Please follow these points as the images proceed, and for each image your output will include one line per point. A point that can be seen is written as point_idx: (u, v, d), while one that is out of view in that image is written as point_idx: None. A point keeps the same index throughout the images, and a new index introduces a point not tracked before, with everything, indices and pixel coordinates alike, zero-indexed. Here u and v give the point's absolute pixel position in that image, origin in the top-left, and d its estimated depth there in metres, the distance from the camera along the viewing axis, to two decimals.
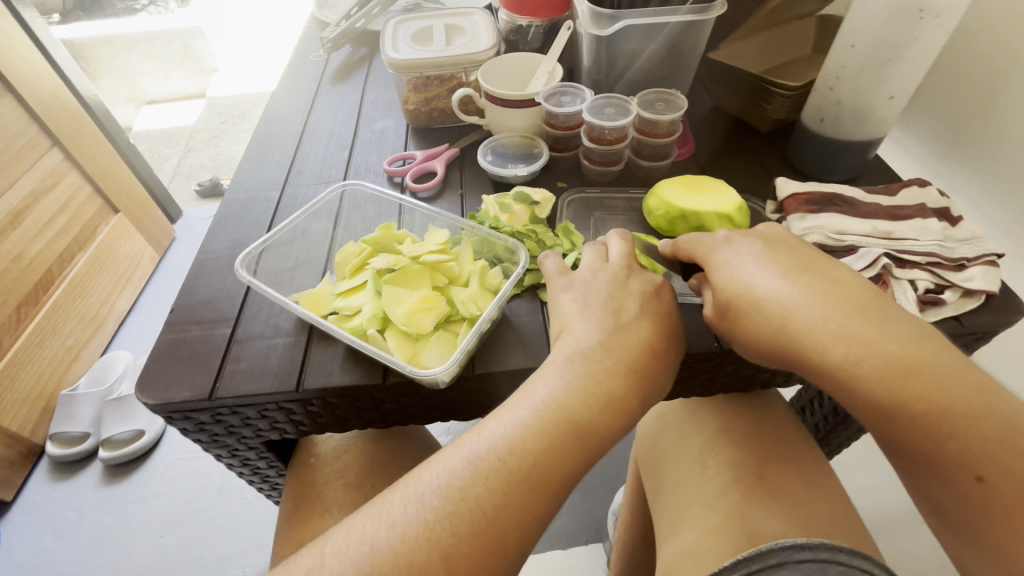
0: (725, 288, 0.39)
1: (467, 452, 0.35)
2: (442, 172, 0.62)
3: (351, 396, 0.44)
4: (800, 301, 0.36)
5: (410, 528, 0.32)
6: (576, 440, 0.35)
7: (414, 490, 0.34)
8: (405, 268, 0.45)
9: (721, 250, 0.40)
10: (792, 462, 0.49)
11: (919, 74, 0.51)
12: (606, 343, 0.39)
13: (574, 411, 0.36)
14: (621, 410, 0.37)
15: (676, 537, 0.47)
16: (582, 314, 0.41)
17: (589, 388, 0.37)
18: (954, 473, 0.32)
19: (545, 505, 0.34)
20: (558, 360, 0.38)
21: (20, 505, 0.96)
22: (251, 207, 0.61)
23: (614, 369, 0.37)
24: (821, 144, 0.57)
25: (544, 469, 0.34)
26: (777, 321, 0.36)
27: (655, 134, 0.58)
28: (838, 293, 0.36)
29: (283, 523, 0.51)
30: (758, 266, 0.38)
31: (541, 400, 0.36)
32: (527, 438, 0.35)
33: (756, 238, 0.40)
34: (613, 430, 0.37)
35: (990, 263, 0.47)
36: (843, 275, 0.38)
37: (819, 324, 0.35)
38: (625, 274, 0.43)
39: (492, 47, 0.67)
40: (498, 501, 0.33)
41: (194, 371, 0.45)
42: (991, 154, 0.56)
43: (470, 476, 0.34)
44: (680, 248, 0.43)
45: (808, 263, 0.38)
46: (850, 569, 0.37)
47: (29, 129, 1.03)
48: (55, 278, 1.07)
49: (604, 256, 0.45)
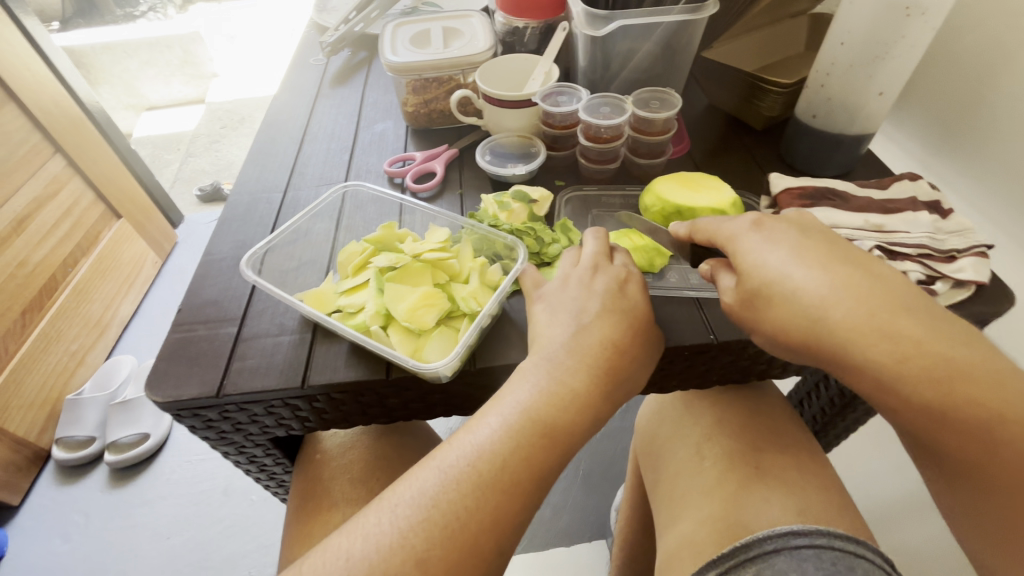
0: (753, 276, 0.38)
1: (438, 463, 0.36)
2: (441, 172, 0.63)
3: (355, 392, 0.45)
4: (838, 294, 0.35)
5: (385, 537, 0.33)
6: (545, 441, 0.36)
7: (389, 502, 0.35)
8: (407, 266, 0.46)
9: (747, 237, 0.39)
10: (781, 451, 0.50)
11: (908, 70, 0.52)
12: (570, 344, 0.39)
13: (543, 414, 0.36)
14: (587, 404, 0.38)
15: (673, 527, 0.48)
16: (551, 321, 0.41)
17: (555, 390, 0.37)
18: (1006, 479, 0.32)
19: (519, 507, 0.35)
20: (528, 368, 0.39)
21: (27, 509, 0.98)
22: (254, 209, 0.62)
23: (576, 369, 0.38)
24: (813, 140, 0.58)
25: (515, 469, 0.35)
26: (813, 314, 0.36)
27: (650, 132, 0.59)
28: (876, 288, 0.36)
29: (291, 518, 0.52)
30: (794, 259, 0.37)
31: (509, 406, 0.37)
32: (496, 442, 0.36)
33: (790, 226, 0.39)
34: (579, 425, 0.37)
35: (980, 254, 0.48)
36: (882, 270, 0.37)
37: (859, 320, 0.35)
38: (591, 274, 0.43)
39: (490, 48, 0.68)
40: (470, 505, 0.34)
41: (202, 369, 0.46)
42: (979, 146, 0.57)
43: (443, 484, 0.35)
44: (701, 231, 0.42)
45: (845, 256, 0.37)
46: (844, 553, 0.38)
47: (32, 136, 1.05)
48: (58, 283, 1.08)
49: (576, 260, 0.46)
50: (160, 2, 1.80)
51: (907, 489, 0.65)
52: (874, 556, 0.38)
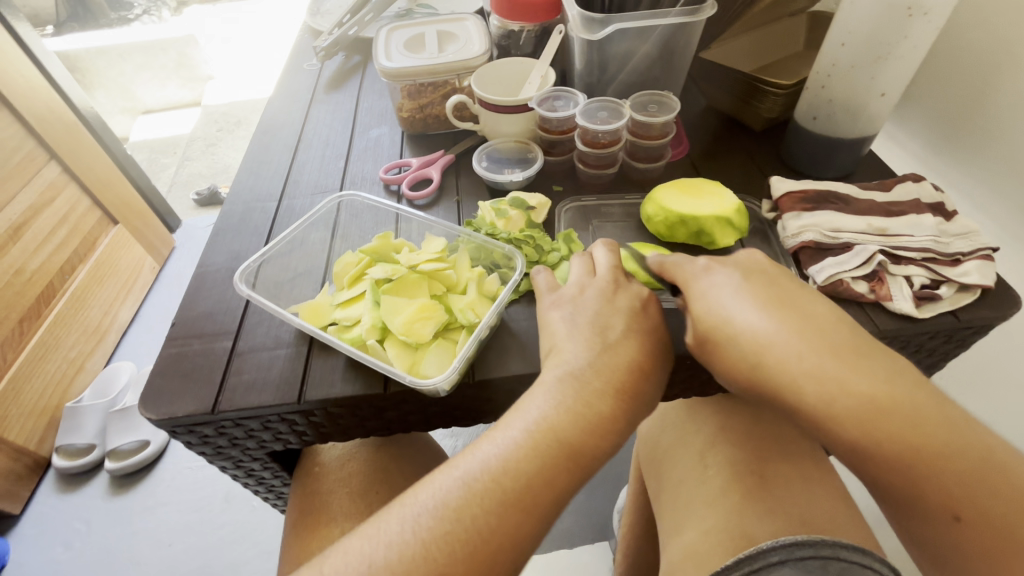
0: (703, 320, 0.39)
1: (461, 472, 0.35)
2: (438, 178, 0.62)
3: (354, 406, 0.44)
4: (774, 337, 0.36)
5: (406, 548, 0.32)
6: (569, 464, 0.35)
7: (410, 509, 0.34)
8: (403, 277, 0.45)
9: (699, 279, 0.41)
10: (793, 461, 0.49)
11: (910, 71, 0.51)
12: (596, 363, 0.38)
13: (566, 433, 0.36)
14: (610, 428, 0.36)
15: (677, 538, 0.47)
16: (571, 333, 0.41)
17: (580, 410, 0.36)
18: (933, 512, 0.33)
19: (539, 525, 0.34)
20: (548, 382, 0.38)
21: (28, 517, 0.97)
22: (249, 218, 0.61)
23: (603, 391, 0.37)
24: (815, 142, 0.57)
25: (536, 489, 0.34)
26: (752, 357, 0.36)
27: (648, 136, 0.58)
28: (812, 329, 0.36)
29: (289, 532, 0.51)
30: (737, 299, 0.38)
31: (532, 421, 0.36)
32: (519, 458, 0.35)
33: (736, 268, 0.40)
34: (602, 449, 0.36)
35: (985, 257, 0.47)
36: (817, 308, 0.38)
37: (793, 362, 0.35)
38: (613, 288, 0.43)
39: (484, 52, 0.67)
40: (492, 521, 0.33)
41: (197, 384, 0.45)
42: (986, 146, 0.56)
43: (465, 497, 0.34)
44: (666, 270, 0.43)
45: (785, 297, 0.38)
46: (850, 565, 0.37)
47: (26, 143, 1.04)
48: (56, 291, 1.08)
49: (591, 270, 0.45)
50: (154, 5, 1.79)
51: None
52: (881, 569, 0.37)
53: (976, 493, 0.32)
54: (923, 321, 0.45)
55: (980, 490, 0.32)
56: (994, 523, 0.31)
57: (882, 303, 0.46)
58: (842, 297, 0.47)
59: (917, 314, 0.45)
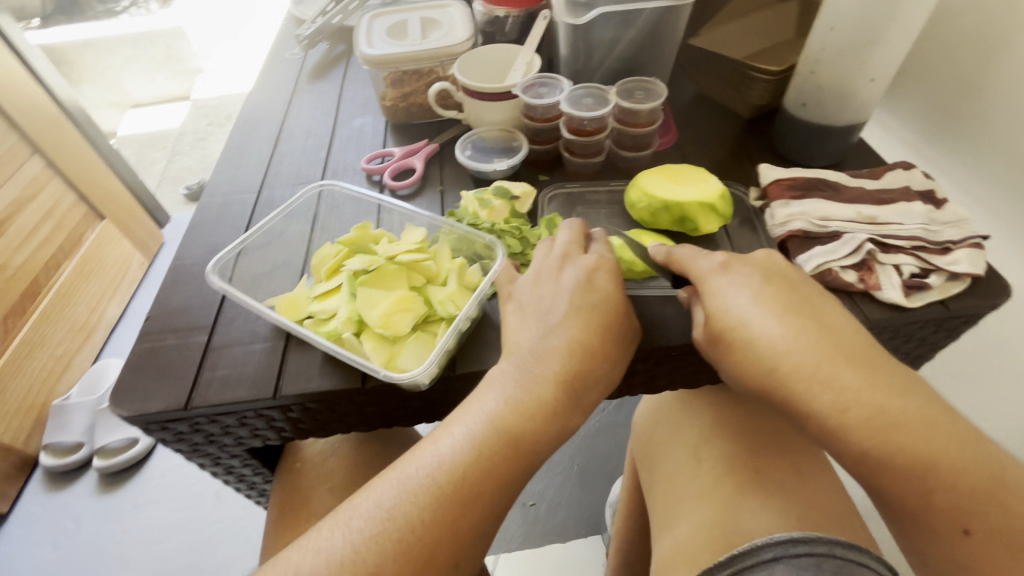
0: (718, 318, 0.37)
1: (398, 472, 0.35)
2: (421, 168, 0.61)
3: (332, 400, 0.43)
4: (792, 345, 0.35)
5: (336, 554, 0.31)
6: (508, 451, 0.34)
7: (345, 514, 0.33)
8: (380, 269, 0.44)
9: (716, 277, 0.39)
10: (785, 456, 0.48)
11: (900, 56, 0.50)
12: (537, 350, 0.38)
13: (506, 423, 0.35)
14: (554, 414, 0.36)
15: (668, 532, 0.47)
16: (523, 326, 0.40)
17: (521, 400, 0.36)
18: (941, 527, 0.32)
19: (480, 516, 0.33)
20: (495, 376, 0.37)
21: (15, 517, 0.96)
22: (228, 210, 0.59)
23: (544, 377, 0.36)
24: (805, 129, 0.56)
25: (474, 481, 0.33)
26: (766, 361, 0.35)
27: (635, 123, 0.57)
28: (831, 339, 0.35)
29: (270, 529, 0.50)
30: (757, 304, 0.37)
31: (471, 415, 0.36)
32: (456, 452, 0.34)
33: (755, 269, 0.39)
34: (546, 437, 0.35)
35: (975, 245, 0.46)
36: (834, 318, 0.37)
37: (809, 369, 0.34)
38: (558, 266, 0.42)
39: (468, 39, 0.65)
40: (426, 519, 0.32)
41: (170, 381, 0.44)
42: (978, 133, 0.55)
43: (400, 497, 0.33)
44: (677, 260, 0.42)
45: (806, 305, 0.37)
46: (846, 562, 0.36)
47: (7, 136, 1.02)
48: (41, 287, 1.06)
49: (548, 252, 0.44)
50: None
51: None
52: (875, 564, 0.37)
53: (987, 511, 0.31)
54: (912, 310, 0.44)
55: (988, 507, 0.31)
56: (1003, 543, 0.30)
57: (872, 292, 0.45)
58: (831, 287, 0.46)
59: (906, 304, 0.44)
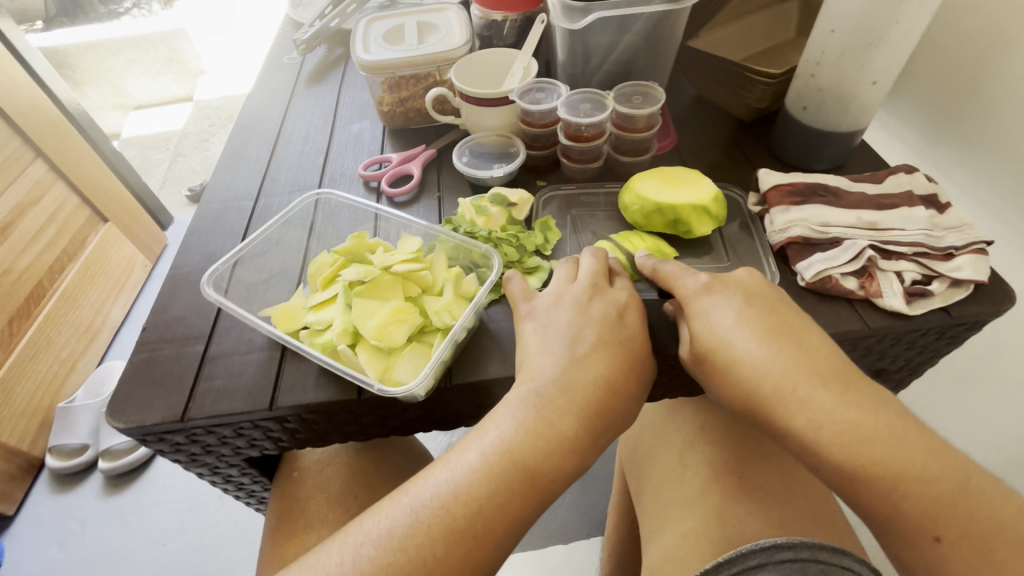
0: (702, 338, 0.37)
1: (411, 499, 0.34)
2: (418, 174, 0.60)
3: (328, 411, 0.43)
4: (773, 367, 0.35)
5: None
6: (523, 487, 0.34)
7: (354, 539, 0.33)
8: (376, 279, 0.44)
9: (698, 301, 0.38)
10: (769, 460, 0.48)
11: (902, 59, 0.49)
12: (561, 380, 0.37)
13: (524, 456, 0.34)
14: (572, 451, 0.35)
15: (657, 540, 0.46)
16: (542, 348, 0.39)
17: (541, 431, 0.35)
18: (913, 534, 0.31)
19: (494, 551, 0.33)
20: (513, 401, 0.37)
21: (21, 519, 0.96)
22: (225, 218, 0.59)
23: (567, 410, 0.36)
24: (805, 134, 0.56)
25: (490, 515, 0.33)
26: (749, 383, 0.35)
27: (633, 129, 0.57)
28: (807, 360, 0.35)
29: (267, 538, 0.50)
30: (739, 325, 0.36)
31: (489, 443, 0.35)
32: (472, 483, 0.33)
33: (737, 291, 0.38)
34: (563, 472, 0.35)
35: (979, 251, 0.46)
36: (813, 338, 0.36)
37: (784, 386, 0.34)
38: (589, 296, 0.41)
39: (466, 43, 0.65)
40: (438, 552, 0.32)
41: (167, 391, 0.44)
42: (980, 135, 0.54)
43: (411, 525, 0.32)
44: (661, 277, 0.42)
45: (784, 328, 0.36)
46: (828, 567, 0.36)
47: (10, 141, 1.02)
48: (46, 290, 1.06)
49: (571, 278, 0.43)
50: None
51: None
52: (859, 567, 0.37)
53: (958, 517, 0.30)
54: (914, 317, 0.43)
55: (958, 513, 0.30)
56: (971, 548, 0.30)
57: (873, 299, 0.44)
58: (830, 294, 0.45)
59: (907, 311, 0.43)
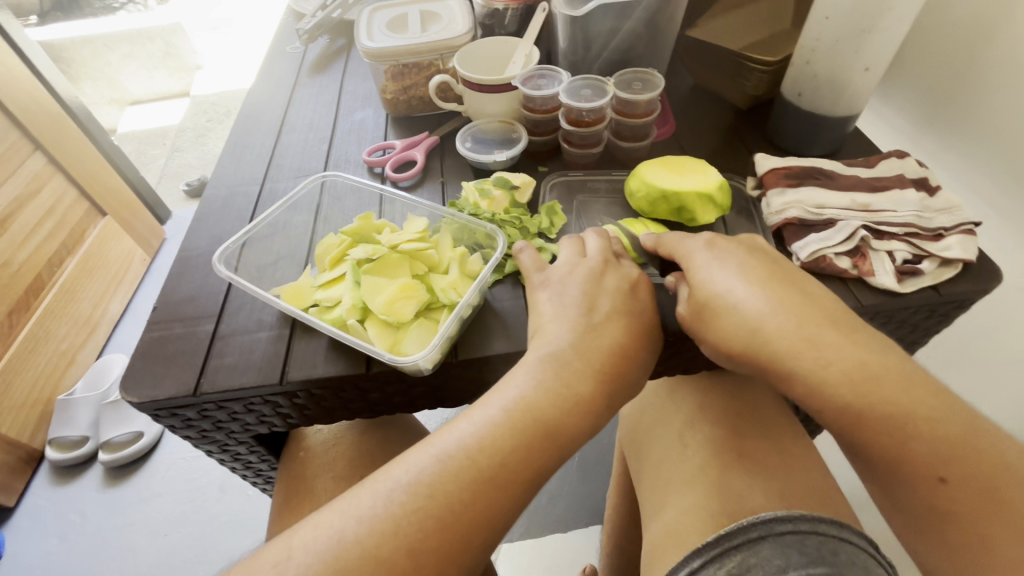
0: (703, 287, 0.39)
1: (437, 449, 0.35)
2: (422, 160, 0.61)
3: (336, 386, 0.44)
4: (772, 310, 0.37)
5: (376, 522, 0.32)
6: (544, 442, 0.35)
7: (383, 484, 0.34)
8: (384, 257, 0.45)
9: (701, 254, 0.40)
10: (766, 435, 0.50)
11: (894, 44, 0.51)
12: (579, 344, 0.38)
13: (544, 412, 0.35)
14: (590, 411, 0.36)
15: (659, 516, 0.48)
16: (557, 315, 0.40)
17: (559, 390, 0.36)
18: (918, 477, 0.33)
19: (513, 504, 0.34)
20: (530, 361, 0.38)
21: (22, 510, 0.97)
22: (231, 203, 0.60)
23: (584, 372, 0.37)
24: (800, 119, 0.57)
25: (512, 467, 0.34)
26: (750, 325, 0.37)
27: (633, 114, 0.58)
28: (809, 306, 0.37)
29: (275, 515, 0.52)
30: (741, 274, 0.38)
31: (511, 399, 0.36)
32: (496, 435, 0.35)
33: (738, 246, 0.41)
34: (580, 431, 0.36)
35: (968, 231, 0.47)
36: (816, 291, 0.38)
37: (791, 331, 0.36)
38: (602, 269, 0.42)
39: (469, 31, 0.66)
40: (465, 498, 0.33)
41: (179, 367, 0.45)
42: (969, 120, 0.56)
43: (438, 473, 0.34)
44: (663, 244, 0.44)
45: (785, 279, 0.39)
46: (827, 538, 0.38)
47: (9, 133, 1.02)
48: (45, 283, 1.06)
49: (581, 253, 0.44)
50: None
51: None
52: (859, 541, 0.39)
53: (963, 459, 0.32)
54: (905, 294, 0.45)
55: (964, 455, 0.32)
56: (976, 486, 0.31)
57: (866, 278, 0.46)
58: (825, 274, 0.47)
59: (898, 289, 0.45)
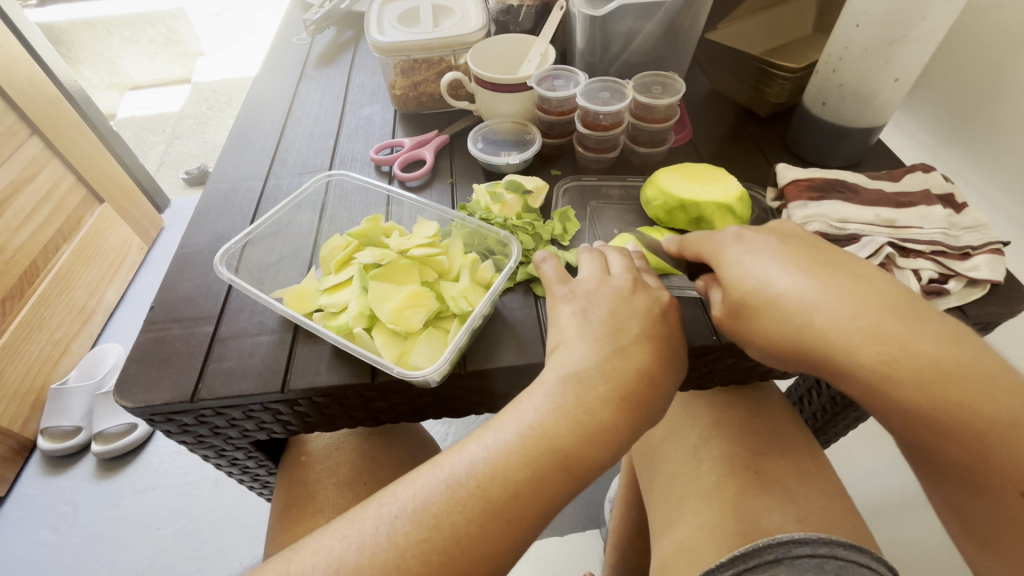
0: (737, 287, 0.36)
1: (445, 473, 0.34)
2: (431, 159, 0.60)
3: (339, 396, 0.43)
4: (823, 299, 0.34)
5: (378, 552, 0.31)
6: (562, 473, 0.33)
7: (387, 509, 0.33)
8: (392, 263, 0.44)
9: (732, 248, 0.38)
10: (786, 455, 0.49)
11: (926, 55, 0.49)
12: (603, 367, 0.36)
13: (562, 440, 0.34)
14: (610, 438, 0.35)
15: (670, 532, 0.46)
16: (582, 331, 0.39)
17: (579, 416, 0.34)
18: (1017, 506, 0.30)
19: (524, 537, 0.33)
20: (550, 381, 0.36)
21: (13, 500, 0.95)
22: (233, 198, 0.58)
23: (607, 399, 0.35)
24: (823, 129, 0.56)
25: (525, 498, 0.33)
26: (796, 318, 0.34)
27: (651, 119, 0.56)
28: (863, 289, 0.34)
29: (276, 521, 0.50)
30: (778, 263, 0.36)
31: (528, 424, 0.34)
32: (508, 464, 0.33)
33: (770, 236, 0.38)
34: (600, 460, 0.35)
35: (996, 251, 0.45)
36: (866, 270, 0.35)
37: (850, 321, 0.33)
38: (630, 290, 0.40)
39: (482, 28, 0.64)
40: (472, 531, 0.31)
41: (174, 372, 0.43)
42: (994, 136, 0.55)
43: (444, 501, 0.32)
44: (688, 246, 0.41)
45: (830, 261, 0.36)
46: (847, 563, 0.37)
47: (6, 116, 0.99)
48: (39, 270, 1.04)
49: (605, 269, 0.43)
50: None
51: (903, 485, 0.64)
52: (877, 565, 0.37)
53: None
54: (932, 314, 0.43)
55: None
56: None
57: None
58: None
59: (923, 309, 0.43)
